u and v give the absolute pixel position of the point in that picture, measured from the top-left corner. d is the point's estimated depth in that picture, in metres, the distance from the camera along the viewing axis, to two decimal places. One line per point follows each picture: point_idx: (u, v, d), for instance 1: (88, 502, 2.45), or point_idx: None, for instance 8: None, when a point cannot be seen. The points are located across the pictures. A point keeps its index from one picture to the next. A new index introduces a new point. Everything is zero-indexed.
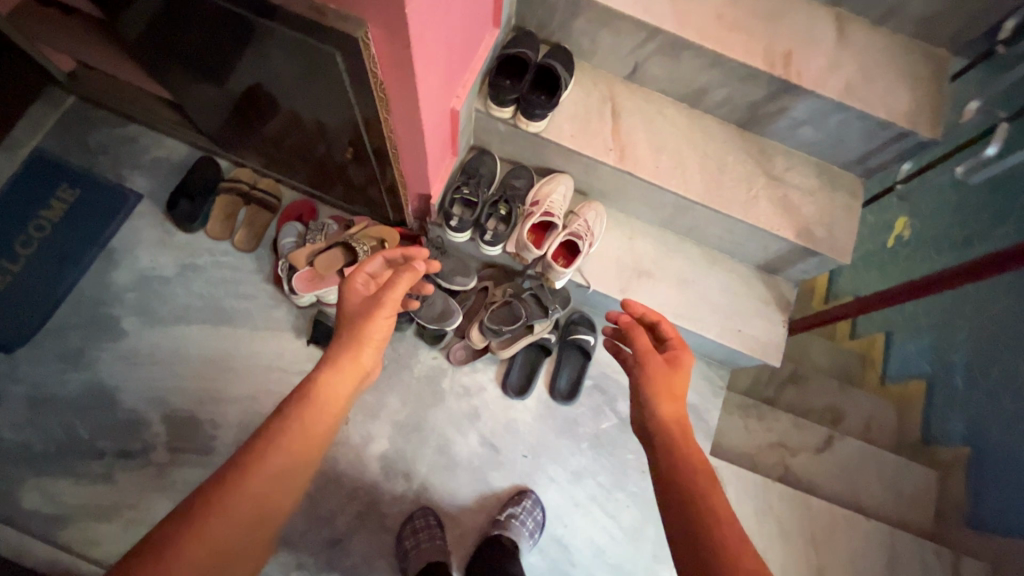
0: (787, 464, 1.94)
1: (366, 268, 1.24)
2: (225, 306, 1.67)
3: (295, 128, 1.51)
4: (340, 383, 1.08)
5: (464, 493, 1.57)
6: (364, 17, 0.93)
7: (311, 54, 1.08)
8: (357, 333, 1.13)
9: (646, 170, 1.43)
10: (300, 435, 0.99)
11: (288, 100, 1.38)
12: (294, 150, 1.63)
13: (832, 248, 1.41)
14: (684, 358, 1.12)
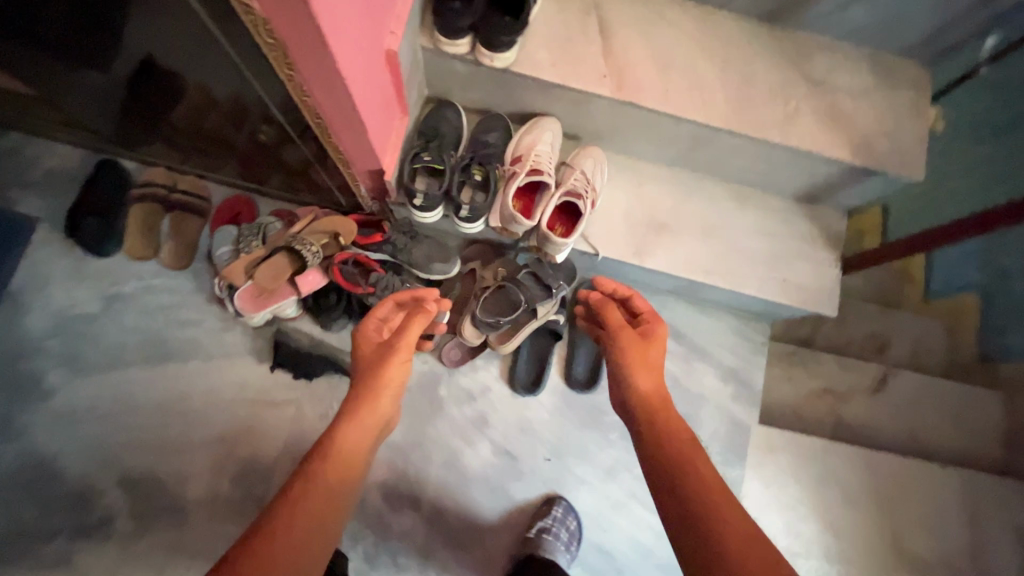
0: (838, 413, 1.68)
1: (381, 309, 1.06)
2: (166, 338, 1.39)
3: (210, 112, 1.19)
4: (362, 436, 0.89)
5: (484, 513, 1.35)
6: None
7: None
8: (374, 379, 0.94)
9: (653, 96, 1.10)
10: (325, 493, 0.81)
11: (193, 73, 1.06)
12: (214, 140, 1.30)
13: (899, 163, 1.11)
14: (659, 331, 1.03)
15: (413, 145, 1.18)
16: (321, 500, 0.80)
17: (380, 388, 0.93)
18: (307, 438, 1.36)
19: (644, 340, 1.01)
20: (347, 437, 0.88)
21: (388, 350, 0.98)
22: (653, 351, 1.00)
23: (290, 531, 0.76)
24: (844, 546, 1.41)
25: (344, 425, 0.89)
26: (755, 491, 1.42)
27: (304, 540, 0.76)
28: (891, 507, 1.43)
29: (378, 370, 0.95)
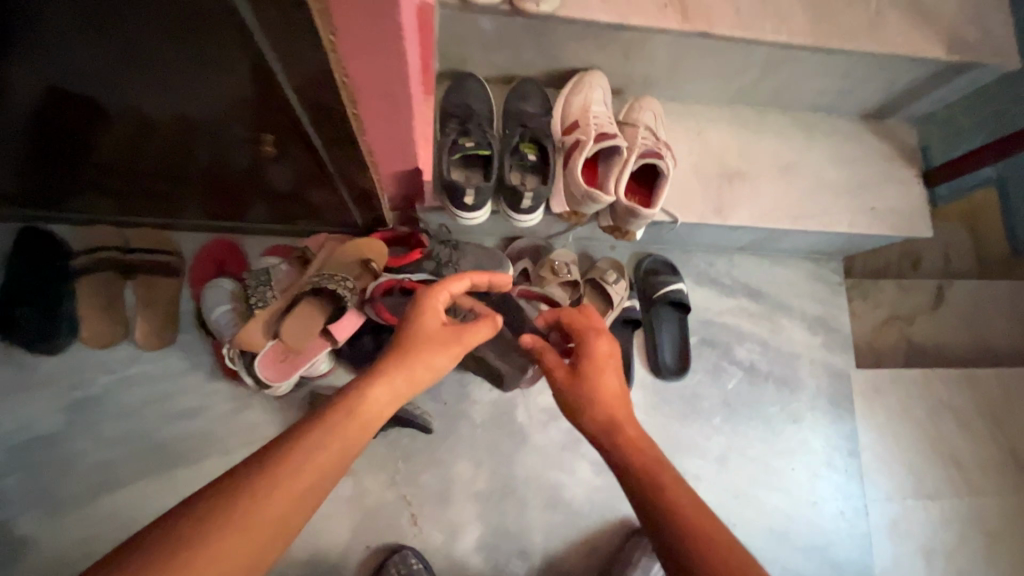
0: (908, 336, 1.62)
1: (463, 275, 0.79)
2: (169, 438, 1.09)
3: (169, 147, 0.87)
4: (375, 422, 0.65)
5: (604, 544, 1.16)
6: None
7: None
8: (416, 358, 0.71)
9: (724, 20, 0.92)
10: (322, 466, 0.58)
11: (144, 101, 0.74)
12: (168, 178, 0.98)
13: (995, 52, 0.99)
14: (603, 354, 0.78)
15: (448, 131, 0.94)
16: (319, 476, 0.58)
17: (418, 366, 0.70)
18: (379, 513, 1.11)
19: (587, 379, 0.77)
20: (370, 409, 0.65)
21: (444, 336, 0.74)
22: (606, 384, 0.77)
23: (265, 509, 0.54)
24: (969, 474, 1.32)
25: (366, 396, 0.66)
26: (871, 440, 1.31)
27: (282, 518, 0.54)
28: (1003, 421, 1.36)
29: (429, 357, 0.72)
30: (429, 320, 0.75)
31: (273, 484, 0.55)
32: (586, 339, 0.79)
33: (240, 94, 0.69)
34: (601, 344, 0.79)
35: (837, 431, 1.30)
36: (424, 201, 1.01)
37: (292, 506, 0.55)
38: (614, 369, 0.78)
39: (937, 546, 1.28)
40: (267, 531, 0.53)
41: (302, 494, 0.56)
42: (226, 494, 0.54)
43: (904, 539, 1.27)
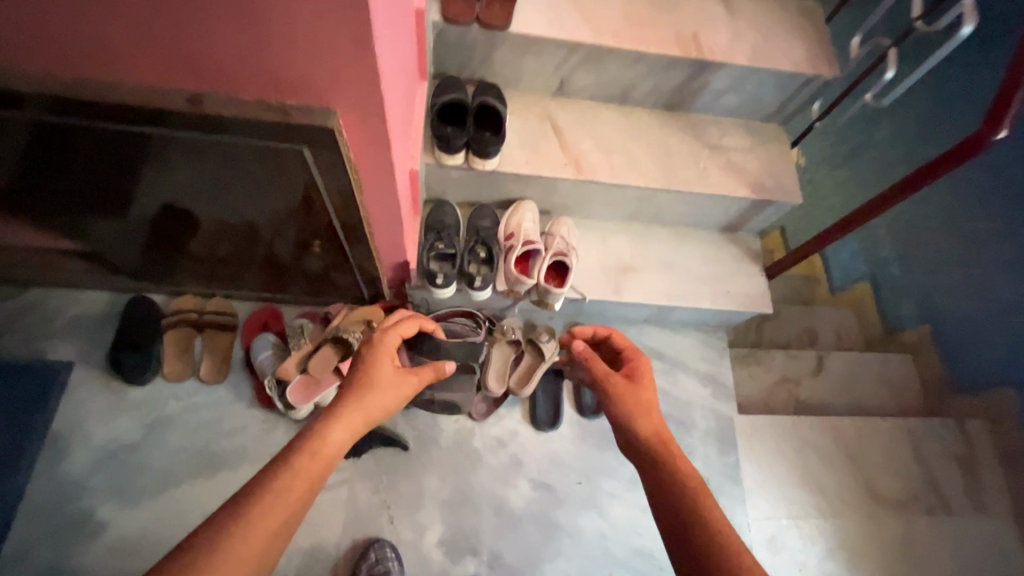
0: (796, 396, 2.01)
1: (387, 329, 1.08)
2: (215, 450, 1.48)
3: (245, 239, 1.37)
4: (333, 457, 0.86)
5: (538, 546, 1.50)
6: (331, 107, 0.86)
7: (260, 147, 0.96)
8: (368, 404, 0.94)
9: (604, 173, 1.48)
10: (298, 491, 0.79)
11: (238, 211, 1.24)
12: (237, 260, 1.47)
13: (784, 192, 1.54)
14: (647, 370, 1.07)
15: (428, 237, 1.46)
16: (294, 507, 0.78)
17: (370, 410, 0.94)
18: (365, 513, 1.47)
19: (630, 386, 1.04)
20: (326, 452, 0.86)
21: (384, 379, 0.98)
22: (646, 394, 1.02)
23: (256, 530, 0.74)
24: (832, 501, 1.68)
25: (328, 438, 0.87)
26: (750, 470, 1.69)
27: (275, 529, 0.75)
28: (857, 458, 1.74)
29: (375, 396, 0.96)
30: (377, 373, 0.99)
31: (258, 512, 0.75)
32: (638, 358, 1.10)
33: (299, 210, 1.20)
34: (644, 363, 1.09)
35: (723, 462, 1.69)
36: (412, 281, 1.50)
37: (276, 530, 0.75)
38: (652, 385, 1.05)
39: (808, 559, 1.61)
40: (261, 547, 0.73)
41: (283, 515, 0.76)
42: (224, 524, 0.73)
43: (780, 552, 1.61)
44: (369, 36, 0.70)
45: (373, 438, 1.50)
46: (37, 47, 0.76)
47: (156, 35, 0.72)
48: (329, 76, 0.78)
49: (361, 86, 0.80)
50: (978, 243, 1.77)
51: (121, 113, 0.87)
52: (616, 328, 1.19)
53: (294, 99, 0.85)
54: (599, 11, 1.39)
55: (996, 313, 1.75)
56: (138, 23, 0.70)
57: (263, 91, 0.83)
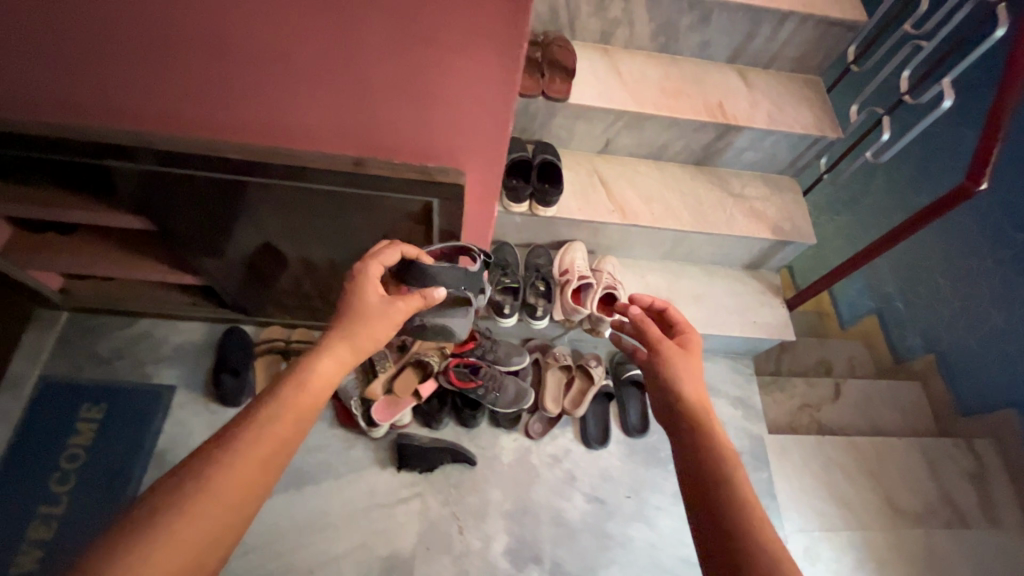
0: (817, 419, 2.17)
1: (369, 260, 1.08)
2: (301, 465, 1.64)
3: (341, 273, 1.58)
4: (322, 388, 0.91)
5: (594, 554, 1.63)
6: (462, 167, 1.09)
7: (369, 199, 1.18)
8: (358, 337, 0.99)
9: (645, 218, 1.72)
10: (291, 419, 0.85)
11: (343, 249, 1.46)
12: (328, 291, 1.68)
13: (800, 234, 1.77)
14: (696, 345, 1.11)
15: (495, 273, 1.68)
16: (291, 432, 0.84)
17: (360, 342, 0.99)
18: (436, 523, 1.61)
19: (680, 354, 1.08)
20: (314, 384, 0.91)
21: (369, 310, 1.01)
22: (692, 366, 1.06)
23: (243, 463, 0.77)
24: (858, 514, 1.83)
25: (315, 370, 0.92)
26: (783, 486, 1.85)
27: (271, 454, 0.80)
28: (879, 476, 1.90)
29: (361, 327, 1.00)
30: (361, 304, 1.03)
31: (244, 448, 0.79)
32: (688, 332, 1.14)
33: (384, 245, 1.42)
34: (695, 338, 1.13)
35: (757, 478, 1.85)
36: (479, 311, 1.71)
37: (272, 453, 0.81)
38: (699, 360, 1.09)
39: (841, 569, 1.74)
40: (252, 476, 0.77)
41: (277, 440, 0.81)
42: (209, 461, 0.76)
43: (815, 561, 1.75)
44: (505, 106, 0.94)
45: (444, 452, 1.65)
46: (251, 125, 1.01)
47: (344, 112, 0.97)
48: (467, 142, 1.02)
49: (492, 151, 1.04)
50: (972, 279, 1.99)
51: (273, 174, 1.10)
52: (673, 302, 1.23)
53: (433, 163, 1.09)
54: (640, 85, 1.67)
55: (993, 340, 1.96)
56: (335, 104, 0.96)
57: (411, 156, 1.07)
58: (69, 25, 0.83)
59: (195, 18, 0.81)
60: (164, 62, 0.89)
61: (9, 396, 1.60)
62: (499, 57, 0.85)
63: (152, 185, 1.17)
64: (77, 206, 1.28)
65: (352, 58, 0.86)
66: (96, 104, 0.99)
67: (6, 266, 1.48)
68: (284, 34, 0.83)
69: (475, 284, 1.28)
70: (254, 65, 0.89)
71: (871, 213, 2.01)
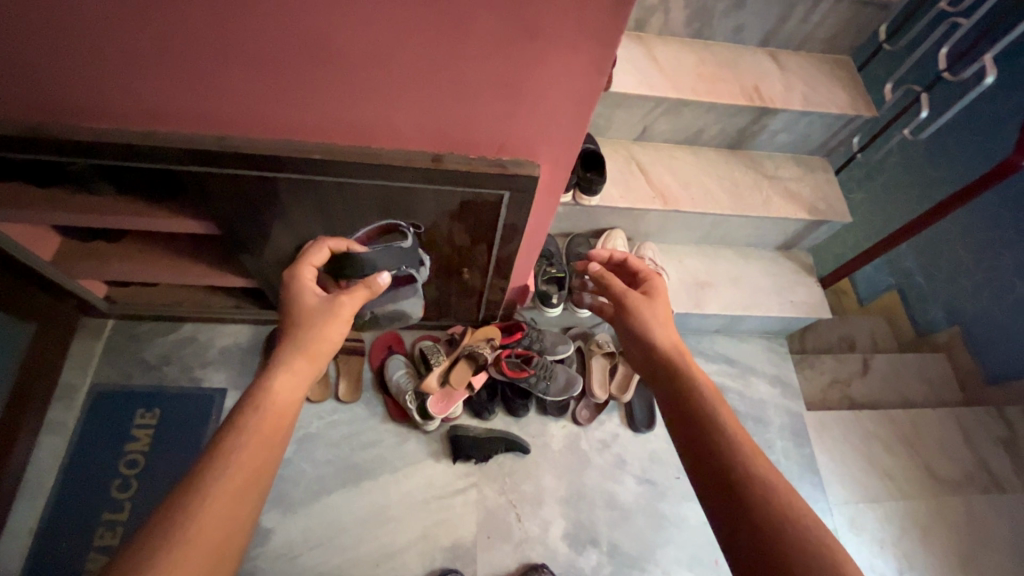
0: (848, 394, 2.21)
1: (300, 266, 1.12)
2: (358, 461, 1.65)
3: None
4: (285, 396, 0.93)
5: (650, 535, 1.67)
6: (536, 158, 1.13)
7: (438, 194, 1.20)
8: (309, 341, 1.01)
9: (686, 203, 1.74)
10: (261, 435, 0.86)
11: None
12: None
13: (835, 213, 1.80)
14: (661, 287, 1.18)
15: (540, 264, 1.70)
16: (263, 446, 0.86)
17: (313, 345, 1.01)
18: (495, 512, 1.64)
19: (646, 301, 1.14)
20: (275, 397, 0.92)
21: (313, 311, 1.04)
22: (659, 309, 1.12)
23: (215, 504, 0.77)
24: (899, 484, 1.88)
25: (273, 383, 0.94)
26: (825, 460, 1.91)
27: (251, 470, 0.82)
28: (916, 447, 1.95)
29: (310, 332, 1.02)
30: (303, 311, 1.05)
31: (220, 471, 0.80)
32: (652, 277, 1.20)
33: (438, 244, 1.42)
34: (659, 282, 1.19)
35: (798, 454, 1.90)
36: (525, 302, 1.72)
37: (250, 469, 0.82)
38: (664, 301, 1.15)
39: (886, 538, 1.80)
40: (228, 511, 0.78)
41: (248, 456, 0.83)
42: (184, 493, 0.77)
43: (861, 531, 1.80)
44: (593, 96, 0.98)
45: (499, 442, 1.67)
46: (337, 123, 1.05)
47: (434, 107, 1.00)
48: (544, 133, 1.06)
49: (567, 141, 1.08)
50: (995, 251, 2.01)
51: (350, 172, 1.13)
52: (633, 255, 1.29)
53: (507, 156, 1.13)
54: (677, 70, 1.67)
55: (1018, 309, 1.98)
56: (423, 100, 0.99)
57: (488, 148, 1.10)
58: (180, 29, 0.85)
59: (304, 20, 0.84)
60: (265, 64, 0.92)
61: (63, 407, 1.61)
62: (592, 50, 0.88)
63: (220, 186, 1.18)
64: (138, 212, 1.29)
65: (454, 54, 0.89)
66: (188, 108, 1.01)
67: (58, 274, 1.49)
68: (392, 34, 0.86)
69: (411, 258, 1.33)
70: (354, 64, 0.92)
71: (895, 192, 2.02)
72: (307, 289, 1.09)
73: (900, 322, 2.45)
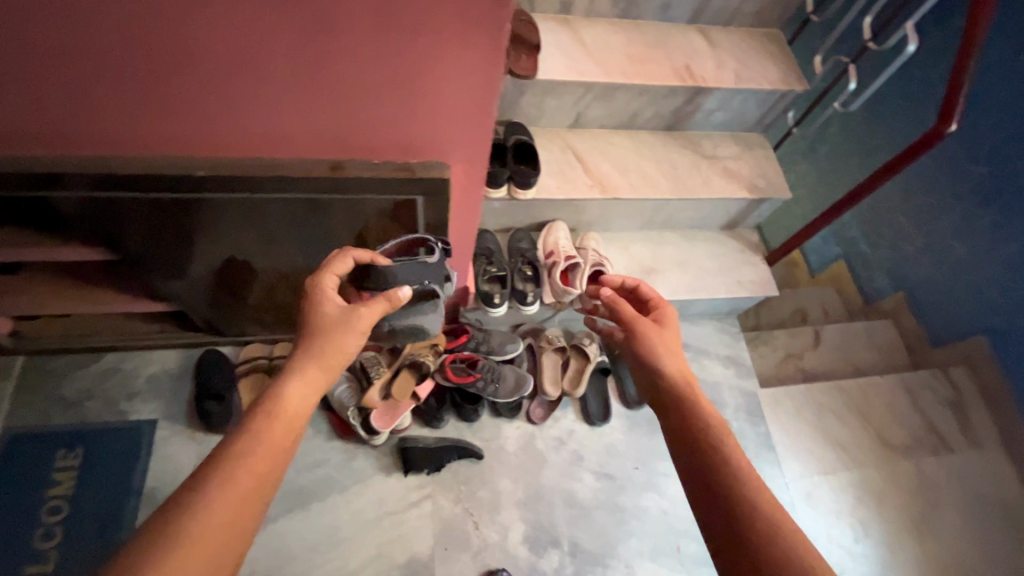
0: (801, 366, 2.24)
1: (322, 274, 1.04)
2: (304, 483, 1.58)
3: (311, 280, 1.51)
4: (296, 411, 0.89)
5: (611, 529, 1.65)
6: (447, 160, 1.07)
7: (342, 202, 1.12)
8: (327, 353, 0.96)
9: (624, 190, 1.70)
10: (268, 450, 0.83)
11: (305, 256, 1.40)
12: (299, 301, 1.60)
13: (775, 189, 1.79)
14: (671, 317, 1.11)
15: (479, 263, 1.64)
16: (267, 461, 0.82)
17: (331, 357, 0.96)
18: (451, 521, 1.59)
19: (657, 329, 1.07)
20: (286, 409, 0.88)
21: (330, 322, 0.98)
22: (670, 340, 1.05)
23: (219, 511, 0.75)
24: (852, 453, 1.92)
25: (286, 395, 0.90)
26: (780, 435, 1.93)
27: (254, 486, 0.79)
28: (867, 415, 1.98)
29: (326, 342, 0.96)
30: (324, 320, 0.98)
31: (224, 484, 0.77)
32: (662, 306, 1.14)
33: (356, 245, 1.36)
34: (670, 311, 1.12)
35: (755, 433, 1.93)
36: (467, 303, 1.66)
37: (255, 485, 0.79)
38: (674, 333, 1.08)
39: (841, 507, 1.83)
40: (232, 524, 0.75)
41: (253, 472, 0.80)
42: (187, 505, 0.74)
43: (817, 503, 1.83)
44: (493, 89, 0.92)
45: (450, 451, 1.62)
46: (223, 138, 0.97)
47: (324, 111, 0.92)
48: (450, 135, 1.00)
49: (475, 141, 1.03)
50: (934, 215, 2.03)
51: (247, 187, 1.05)
52: (644, 281, 1.22)
53: (415, 159, 1.06)
54: (606, 53, 1.62)
55: (958, 272, 2.02)
56: (314, 109, 0.92)
57: (393, 153, 1.04)
58: (6, 44, 0.74)
59: (159, 31, 0.75)
60: (119, 76, 0.82)
61: None
62: (484, 46, 0.83)
63: (103, 212, 1.08)
64: (21, 246, 1.18)
65: (332, 52, 0.81)
66: (40, 130, 0.90)
67: None
68: (256, 32, 0.77)
69: (437, 276, 1.22)
70: (222, 69, 0.83)
71: (835, 164, 2.00)
72: (330, 295, 1.02)
73: (848, 292, 2.49)
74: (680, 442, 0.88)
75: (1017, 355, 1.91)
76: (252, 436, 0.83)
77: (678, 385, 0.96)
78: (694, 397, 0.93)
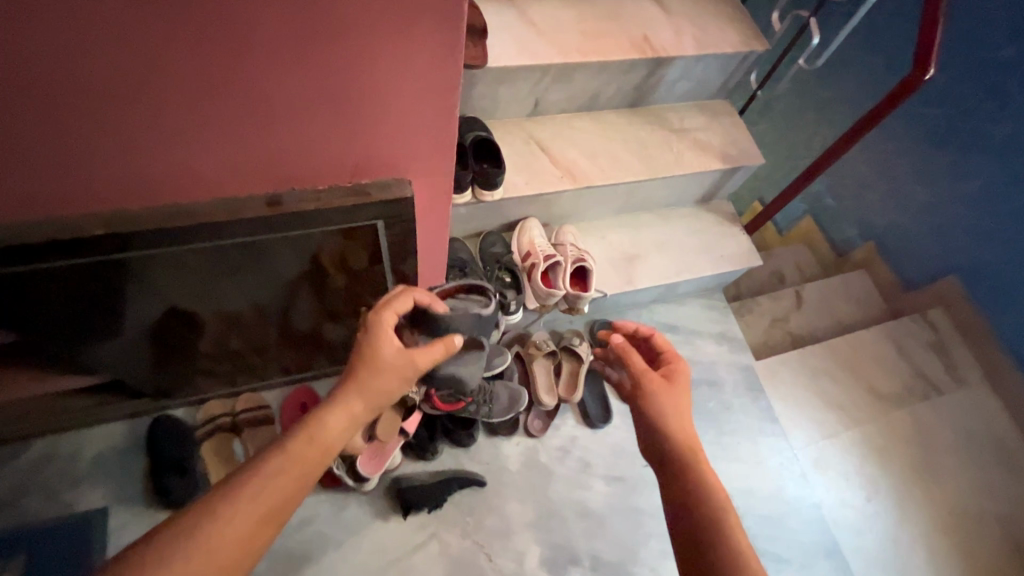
0: (789, 331, 2.20)
1: (385, 308, 0.94)
2: (292, 547, 1.41)
3: (266, 320, 1.37)
4: (331, 442, 0.82)
5: (629, 534, 1.57)
6: (404, 176, 0.97)
7: (286, 237, 1.01)
8: (376, 388, 0.88)
9: (596, 177, 1.58)
10: (287, 483, 0.75)
11: (251, 295, 1.25)
12: (258, 346, 1.44)
13: (748, 156, 1.72)
14: (684, 375, 1.04)
15: (452, 276, 1.49)
16: (284, 496, 0.75)
17: (379, 393, 0.88)
18: (461, 558, 1.46)
19: (668, 388, 1.00)
20: (318, 440, 0.81)
21: (387, 359, 0.89)
22: (680, 402, 0.98)
23: (229, 533, 0.69)
24: (852, 412, 1.90)
25: (325, 423, 0.82)
26: (779, 404, 1.90)
27: (264, 518, 0.72)
28: (860, 371, 1.97)
29: (379, 377, 0.88)
30: (381, 352, 0.89)
31: (236, 508, 0.71)
32: (675, 361, 1.07)
33: (304, 275, 1.22)
34: (681, 366, 1.06)
35: (757, 407, 1.88)
36: None
37: (268, 516, 0.72)
38: (686, 393, 1.01)
39: (850, 468, 1.82)
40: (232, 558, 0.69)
41: (270, 503, 0.73)
42: (199, 522, 0.68)
43: (827, 468, 1.82)
44: (448, 93, 0.83)
45: (450, 483, 1.50)
46: (140, 183, 0.83)
47: (257, 139, 0.81)
48: (405, 149, 0.91)
49: (432, 152, 0.93)
50: (890, 162, 2.00)
51: (176, 238, 0.91)
52: (657, 331, 1.15)
53: (367, 180, 0.96)
54: (557, 31, 1.48)
55: (924, 215, 1.98)
56: (246, 135, 0.80)
57: (342, 175, 0.93)
58: None
59: (39, 59, 0.63)
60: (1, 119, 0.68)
61: None
62: (434, 45, 0.74)
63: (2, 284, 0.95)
64: None
65: (261, 71, 0.71)
66: None
67: None
68: (159, 60, 0.66)
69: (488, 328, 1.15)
70: (123, 104, 0.71)
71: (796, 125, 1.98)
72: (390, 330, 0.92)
73: None
74: (692, 559, 0.80)
75: (991, 291, 1.91)
76: (277, 462, 0.76)
77: (690, 462, 0.89)
78: (703, 480, 0.87)
